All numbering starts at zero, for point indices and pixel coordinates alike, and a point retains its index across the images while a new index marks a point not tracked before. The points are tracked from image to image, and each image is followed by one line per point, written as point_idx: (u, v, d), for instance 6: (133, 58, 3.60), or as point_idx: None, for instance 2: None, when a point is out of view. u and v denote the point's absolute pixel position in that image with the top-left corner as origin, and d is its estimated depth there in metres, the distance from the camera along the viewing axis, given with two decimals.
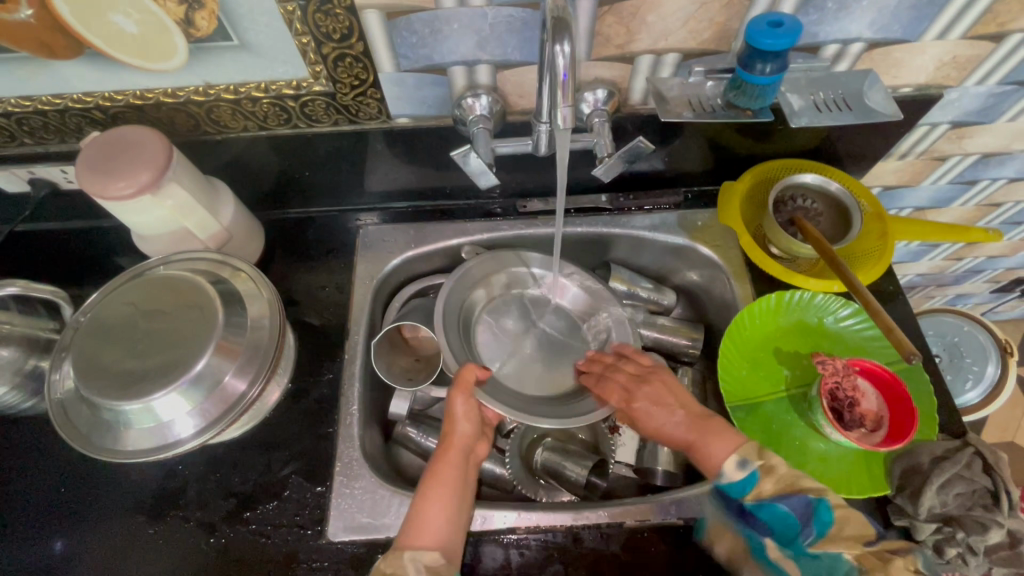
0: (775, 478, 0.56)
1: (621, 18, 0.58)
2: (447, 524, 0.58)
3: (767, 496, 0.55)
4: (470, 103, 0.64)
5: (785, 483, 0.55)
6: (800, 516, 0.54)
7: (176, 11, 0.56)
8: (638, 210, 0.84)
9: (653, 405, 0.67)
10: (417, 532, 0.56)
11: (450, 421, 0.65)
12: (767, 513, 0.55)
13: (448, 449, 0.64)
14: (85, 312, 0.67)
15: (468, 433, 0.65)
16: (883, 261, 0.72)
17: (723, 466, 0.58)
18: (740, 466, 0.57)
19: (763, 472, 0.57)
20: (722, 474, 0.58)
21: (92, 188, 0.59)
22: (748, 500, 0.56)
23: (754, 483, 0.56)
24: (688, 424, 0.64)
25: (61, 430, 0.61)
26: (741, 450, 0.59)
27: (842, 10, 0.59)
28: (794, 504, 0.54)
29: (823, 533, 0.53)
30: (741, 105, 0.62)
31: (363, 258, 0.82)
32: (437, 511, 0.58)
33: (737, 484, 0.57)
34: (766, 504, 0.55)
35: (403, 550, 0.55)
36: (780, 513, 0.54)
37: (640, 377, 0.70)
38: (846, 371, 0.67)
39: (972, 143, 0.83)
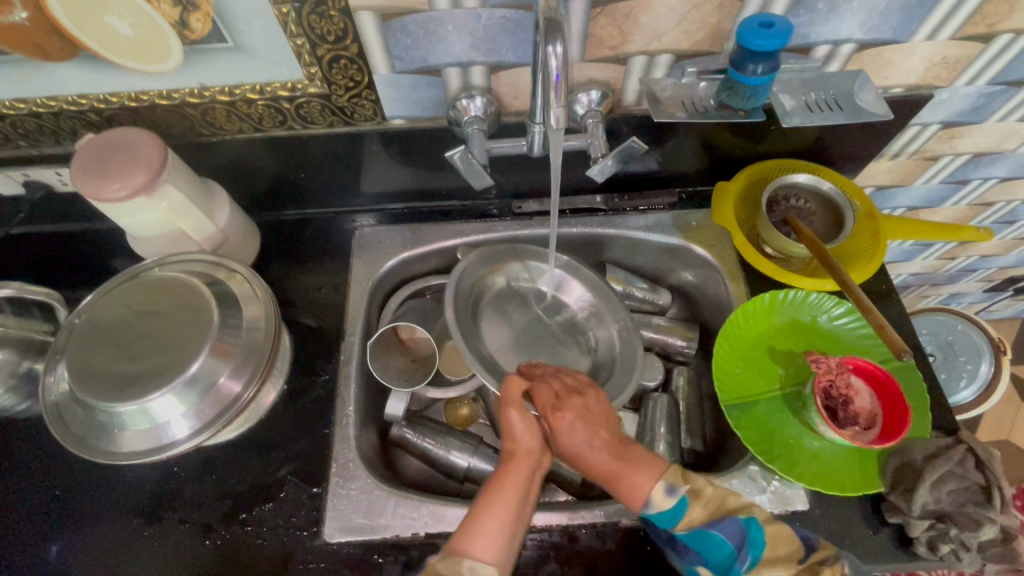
0: (703, 502, 0.54)
1: (615, 20, 0.59)
2: (506, 537, 0.52)
3: (698, 522, 0.54)
4: (465, 104, 0.65)
5: (713, 507, 0.54)
6: (734, 542, 0.53)
7: (171, 13, 0.56)
8: (633, 211, 0.84)
9: (577, 422, 0.59)
10: (475, 543, 0.51)
11: (511, 430, 0.58)
12: (699, 539, 0.54)
13: (515, 456, 0.57)
14: (79, 314, 0.67)
15: (535, 442, 0.58)
16: (876, 260, 0.73)
17: (651, 495, 0.55)
18: (669, 493, 0.55)
19: (693, 497, 0.54)
20: (651, 502, 0.55)
21: (87, 190, 0.59)
22: (680, 529, 0.55)
23: (685, 510, 0.54)
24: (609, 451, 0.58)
25: (56, 433, 0.61)
26: (668, 474, 0.56)
27: (833, 11, 0.60)
28: (727, 528, 0.53)
29: (757, 558, 0.52)
30: (734, 106, 0.63)
31: (359, 259, 0.82)
32: (495, 523, 0.52)
33: (667, 513, 0.54)
34: (698, 531, 0.54)
35: (459, 559, 0.49)
36: (716, 540, 0.53)
37: (568, 390, 0.62)
38: (839, 369, 0.67)
39: (963, 143, 0.84)
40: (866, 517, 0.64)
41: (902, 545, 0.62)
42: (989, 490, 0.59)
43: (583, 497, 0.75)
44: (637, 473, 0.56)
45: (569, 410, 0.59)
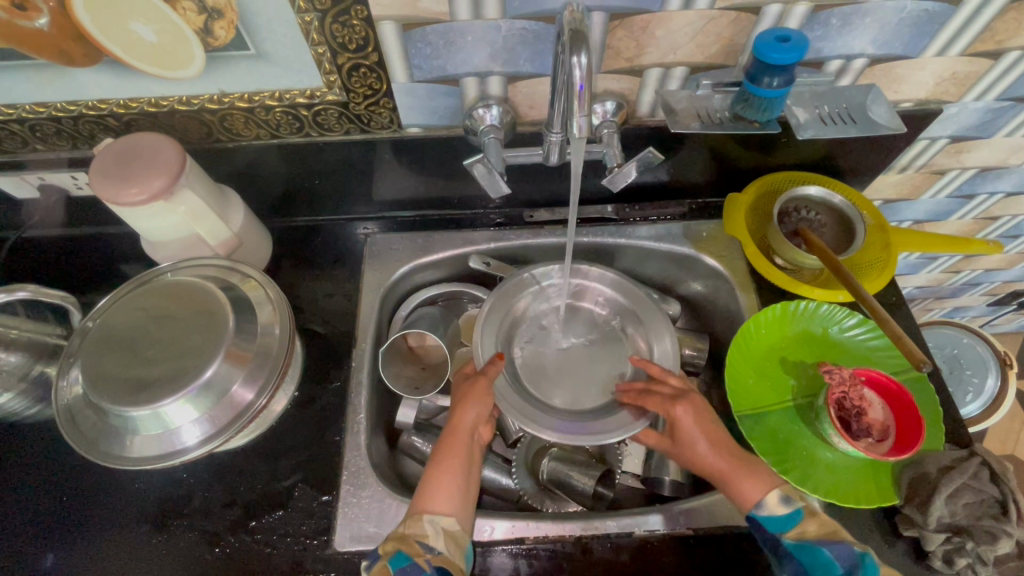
0: (819, 521, 0.57)
1: (632, 33, 0.60)
2: (459, 494, 0.62)
3: (810, 537, 0.56)
4: (481, 113, 0.65)
5: (826, 530, 0.56)
6: (845, 565, 0.52)
7: (196, 21, 0.57)
8: (643, 221, 0.85)
9: (697, 425, 0.65)
10: (433, 498, 0.60)
11: (458, 410, 0.67)
12: (808, 555, 0.54)
13: (456, 433, 0.66)
14: (94, 318, 0.67)
15: (474, 419, 0.67)
16: (887, 272, 0.73)
17: (764, 498, 0.58)
18: (785, 502, 0.58)
19: (807, 513, 0.57)
20: (763, 504, 0.58)
21: (105, 195, 0.59)
22: (788, 537, 0.56)
23: (798, 522, 0.57)
24: (728, 449, 0.63)
25: (67, 437, 0.61)
26: (783, 488, 0.59)
27: (846, 26, 0.61)
28: (837, 550, 0.53)
29: None
30: (748, 118, 0.63)
31: (371, 266, 0.82)
32: (445, 484, 0.62)
33: (778, 519, 0.57)
34: (808, 545, 0.55)
35: (420, 514, 0.58)
36: (824, 559, 0.53)
37: (684, 392, 0.68)
38: (852, 380, 0.67)
39: (970, 157, 0.85)
40: (882, 531, 0.64)
41: (917, 559, 0.62)
42: (1004, 503, 0.58)
43: (597, 508, 0.74)
44: (749, 478, 0.60)
45: (681, 409, 0.66)
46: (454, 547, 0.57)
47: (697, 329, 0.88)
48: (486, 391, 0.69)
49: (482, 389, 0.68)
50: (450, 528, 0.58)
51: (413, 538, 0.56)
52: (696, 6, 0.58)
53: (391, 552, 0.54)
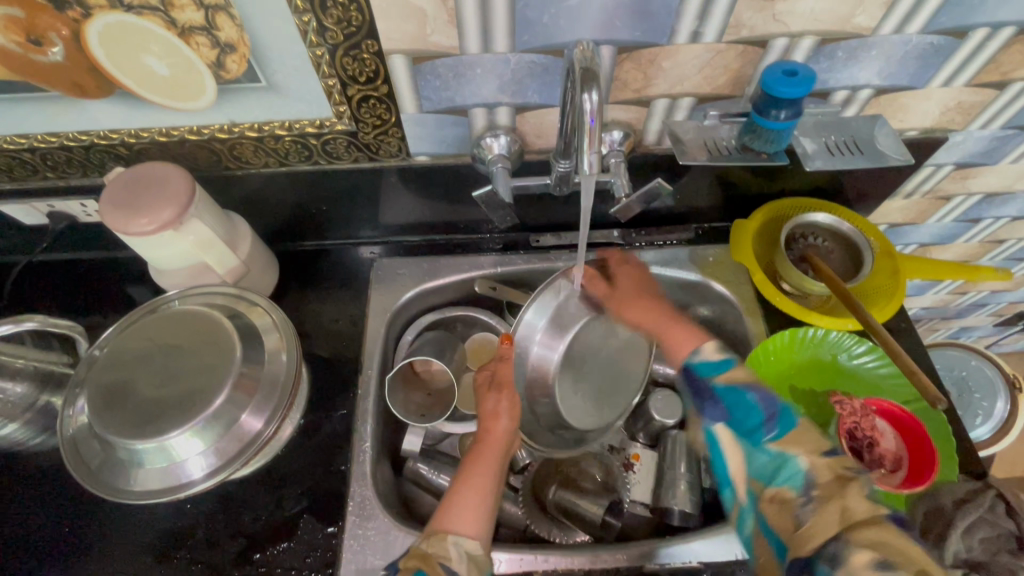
0: (745, 371, 0.58)
1: (639, 65, 0.60)
2: (483, 514, 0.60)
3: (739, 380, 0.56)
4: (489, 142, 0.66)
5: (755, 378, 0.56)
6: (766, 410, 0.53)
7: (208, 55, 0.57)
8: (649, 246, 0.85)
9: (631, 287, 0.76)
10: (459, 518, 0.58)
11: (493, 416, 0.70)
12: (731, 398, 0.55)
13: (487, 440, 0.68)
14: (101, 346, 0.67)
15: (507, 430, 0.69)
16: (896, 300, 0.73)
17: (701, 349, 0.60)
18: (718, 353, 0.59)
19: (738, 363, 0.58)
20: (698, 352, 0.60)
21: (115, 225, 0.59)
22: (719, 382, 0.56)
23: (729, 368, 0.57)
24: (666, 316, 0.70)
25: (72, 469, 0.60)
26: (716, 342, 0.61)
27: (852, 58, 0.61)
28: (760, 395, 0.54)
29: (784, 433, 0.52)
30: (756, 148, 0.64)
31: (377, 291, 0.82)
32: (471, 505, 0.60)
33: (711, 365, 0.58)
34: (734, 389, 0.55)
35: (445, 534, 0.56)
36: (747, 403, 0.54)
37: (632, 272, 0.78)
38: (865, 412, 0.67)
39: (976, 183, 0.85)
40: None
41: None
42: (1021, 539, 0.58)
43: (604, 538, 0.72)
44: (683, 339, 0.64)
45: (623, 285, 0.77)
46: (475, 570, 0.55)
47: None
48: (514, 401, 0.71)
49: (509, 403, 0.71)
50: (474, 551, 0.56)
51: (436, 559, 0.54)
52: (703, 40, 0.58)
53: (412, 569, 0.53)
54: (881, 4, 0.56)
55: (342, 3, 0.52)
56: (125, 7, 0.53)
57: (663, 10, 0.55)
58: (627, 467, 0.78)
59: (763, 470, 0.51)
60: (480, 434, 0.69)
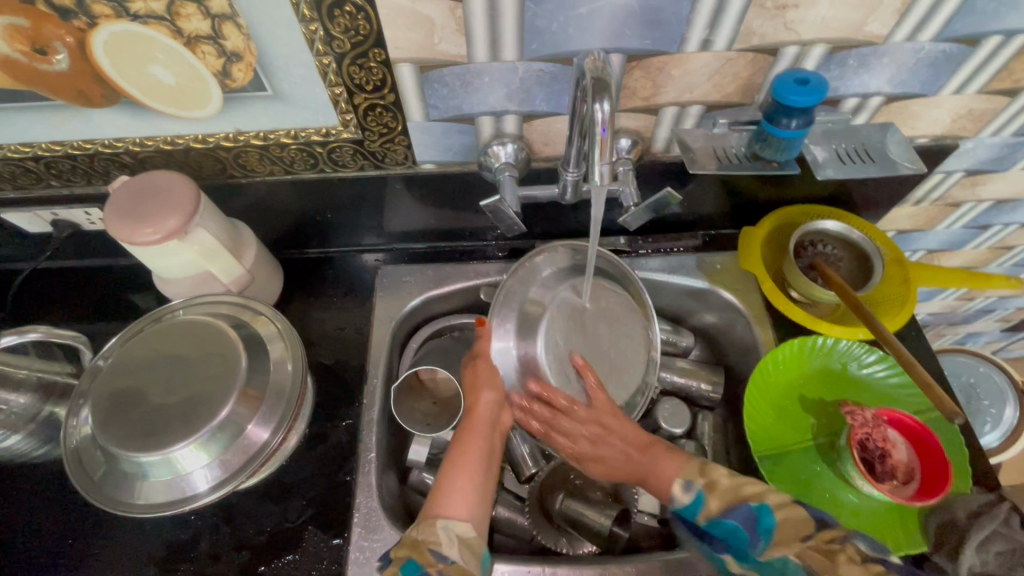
0: (719, 493, 0.55)
1: (648, 73, 0.60)
2: (473, 496, 0.58)
3: (715, 511, 0.55)
4: (496, 150, 0.65)
5: (728, 496, 0.55)
6: (745, 528, 0.53)
7: (214, 64, 0.57)
8: (654, 253, 0.84)
9: (603, 448, 0.65)
10: (449, 503, 0.56)
11: (474, 391, 0.65)
12: (716, 528, 0.54)
13: (474, 415, 0.64)
14: (105, 356, 0.66)
15: (493, 402, 0.65)
16: (907, 309, 0.72)
17: (671, 491, 0.58)
18: (687, 489, 0.57)
19: (708, 490, 0.56)
20: (673, 499, 0.57)
21: (120, 235, 0.59)
22: (700, 520, 0.56)
23: (702, 502, 0.56)
24: (637, 453, 0.63)
25: (75, 481, 0.60)
26: (685, 472, 0.58)
27: (863, 66, 0.60)
28: (735, 516, 0.53)
29: (769, 541, 0.51)
30: (766, 157, 0.63)
31: (382, 298, 0.81)
32: (460, 485, 0.58)
33: (688, 506, 0.56)
34: (714, 519, 0.54)
35: (434, 519, 0.54)
36: (730, 528, 0.53)
37: (589, 413, 0.65)
38: (876, 423, 0.65)
39: (986, 189, 0.84)
40: None
41: None
42: None
43: (613, 550, 0.71)
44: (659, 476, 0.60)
45: (585, 440, 0.66)
46: (468, 555, 0.53)
47: (711, 362, 0.87)
48: (492, 371, 0.67)
49: (489, 375, 0.67)
50: (465, 535, 0.54)
51: (426, 545, 0.52)
52: (714, 48, 0.58)
53: (403, 558, 0.51)
54: (893, 12, 0.55)
55: (349, 11, 0.52)
56: (131, 16, 0.53)
57: (673, 18, 0.55)
58: None
59: None
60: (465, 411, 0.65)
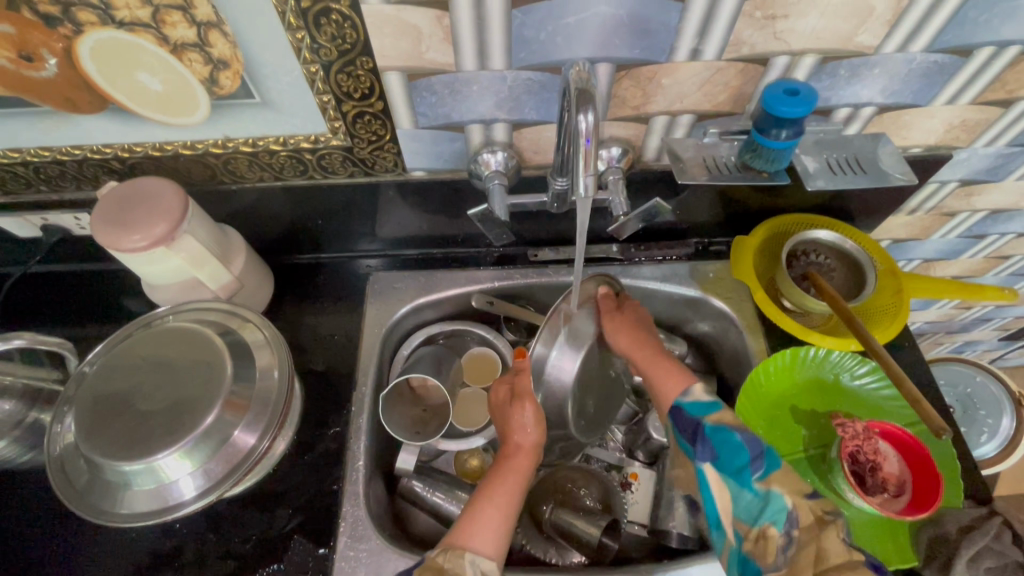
0: (737, 410, 0.55)
1: (638, 82, 0.59)
2: (504, 533, 0.56)
3: (728, 422, 0.54)
4: (486, 158, 0.65)
5: (744, 420, 0.55)
6: (753, 450, 0.52)
7: (201, 71, 0.57)
8: (648, 261, 0.83)
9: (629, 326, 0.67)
10: (478, 536, 0.55)
11: (522, 428, 0.63)
12: (721, 439, 0.53)
13: (516, 455, 0.63)
14: (91, 363, 0.66)
15: (537, 443, 0.63)
16: (899, 320, 0.72)
17: (691, 388, 0.59)
18: (707, 393, 0.58)
19: (727, 405, 0.56)
20: (690, 392, 0.59)
21: (107, 242, 0.59)
22: (707, 422, 0.55)
23: (719, 409, 0.56)
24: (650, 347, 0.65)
25: (58, 489, 0.59)
26: (706, 382, 0.60)
27: (854, 76, 0.60)
28: (749, 435, 0.53)
29: (770, 472, 0.52)
30: (756, 167, 0.63)
31: (373, 305, 0.81)
32: (493, 519, 0.57)
33: (700, 406, 0.57)
34: (724, 429, 0.54)
35: (463, 552, 0.53)
36: (735, 443, 0.53)
37: (635, 311, 0.69)
38: (867, 434, 0.65)
39: (981, 200, 0.83)
40: None
41: None
42: None
43: (602, 560, 0.70)
44: (666, 383, 0.62)
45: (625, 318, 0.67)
46: None
47: (704, 370, 0.86)
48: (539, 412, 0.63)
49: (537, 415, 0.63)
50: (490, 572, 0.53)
51: None
52: (703, 57, 0.57)
53: None
54: (884, 23, 0.55)
55: (336, 20, 0.52)
56: (117, 23, 0.53)
57: (662, 28, 0.54)
58: (624, 486, 0.78)
59: (749, 509, 0.51)
60: (506, 448, 0.64)
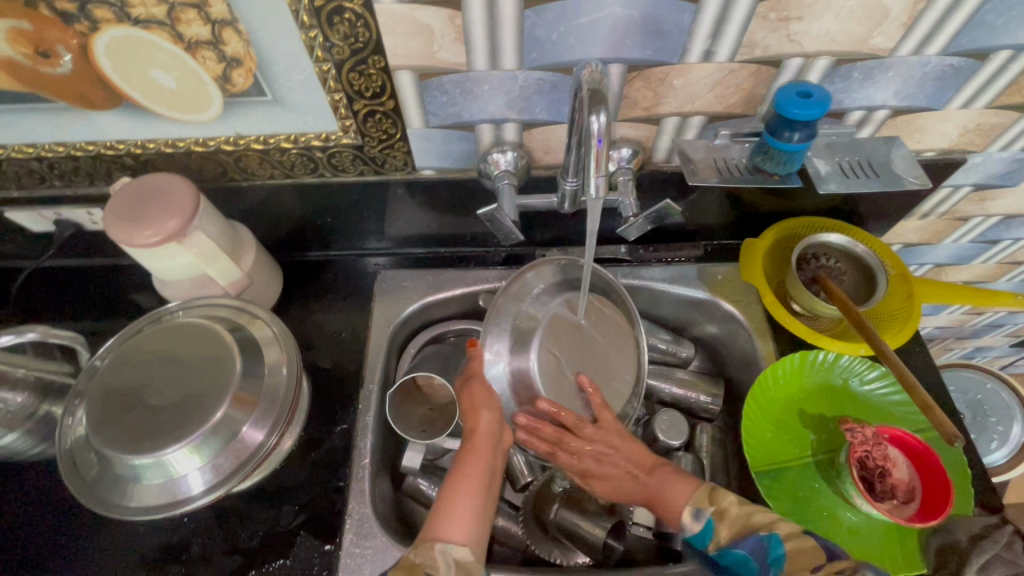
0: (729, 522, 0.56)
1: (649, 83, 0.59)
2: (473, 520, 0.56)
3: (725, 541, 0.56)
4: (496, 158, 0.65)
5: (737, 525, 0.56)
6: (756, 559, 0.53)
7: (215, 68, 0.57)
8: (656, 263, 0.83)
9: (608, 470, 0.64)
10: (447, 527, 0.54)
11: (472, 413, 0.62)
12: (728, 561, 0.55)
13: (475, 440, 0.61)
14: (102, 357, 0.67)
15: (493, 422, 0.62)
16: (910, 325, 0.71)
17: (681, 519, 0.58)
18: (696, 517, 0.58)
19: (718, 517, 0.57)
20: (683, 527, 0.58)
21: (119, 237, 0.59)
22: (712, 550, 0.56)
23: (712, 531, 0.56)
24: (642, 477, 0.63)
25: (68, 482, 0.60)
26: (694, 498, 0.59)
27: (868, 79, 0.60)
28: (748, 546, 0.54)
29: (780, 570, 0.52)
30: (768, 169, 0.63)
31: (381, 303, 0.81)
32: (460, 509, 0.56)
33: (698, 536, 0.57)
34: (725, 551, 0.55)
35: (431, 543, 0.53)
36: (739, 559, 0.54)
37: (597, 431, 0.63)
38: (876, 440, 0.64)
39: (994, 205, 0.83)
40: None
41: None
42: None
43: (606, 562, 0.70)
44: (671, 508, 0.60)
45: (591, 459, 0.64)
46: None
47: (711, 372, 0.86)
48: (488, 391, 0.65)
49: (486, 393, 0.64)
50: (463, 560, 0.52)
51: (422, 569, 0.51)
52: (715, 59, 0.57)
53: None
54: (900, 25, 0.55)
55: (348, 19, 0.52)
56: (132, 21, 0.53)
57: (674, 28, 0.54)
58: None
59: None
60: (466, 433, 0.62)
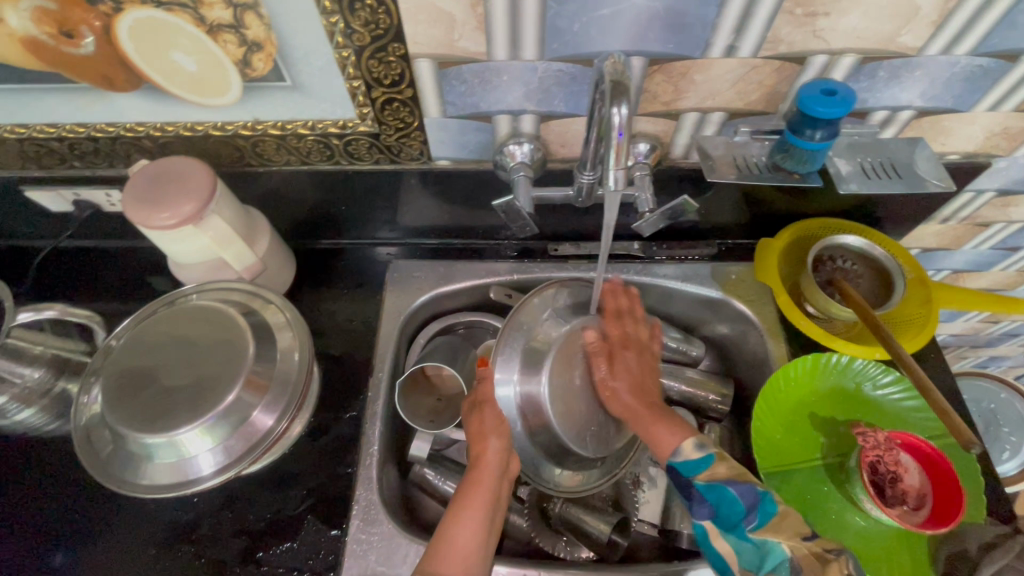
0: (729, 464, 0.54)
1: (670, 77, 0.59)
2: (472, 552, 0.56)
3: (719, 479, 0.53)
4: (512, 149, 0.65)
5: (737, 472, 0.53)
6: (747, 502, 0.51)
7: (236, 53, 0.57)
8: (669, 260, 0.83)
9: (629, 374, 0.68)
10: (444, 560, 0.54)
11: (480, 439, 0.64)
12: (714, 494, 0.52)
13: (480, 468, 0.62)
14: (118, 337, 0.68)
15: (499, 450, 0.63)
16: (928, 330, 0.70)
17: (680, 444, 0.57)
18: (700, 447, 0.56)
19: (719, 457, 0.55)
20: (678, 450, 0.57)
21: (137, 218, 0.60)
22: (698, 480, 0.53)
23: (709, 464, 0.54)
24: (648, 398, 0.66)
25: (83, 458, 0.61)
26: (700, 436, 0.58)
27: (894, 78, 0.59)
28: (741, 488, 0.52)
29: (766, 522, 0.50)
30: (788, 168, 0.62)
31: (392, 292, 0.81)
32: (459, 541, 0.56)
33: (692, 463, 0.55)
34: (716, 486, 0.52)
35: None
36: (729, 497, 0.51)
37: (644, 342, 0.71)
38: (888, 445, 0.63)
39: (1017, 211, 0.81)
40: None
41: None
42: None
43: (609, 559, 0.69)
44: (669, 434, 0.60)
45: (628, 356, 0.70)
46: None
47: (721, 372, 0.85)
48: (498, 418, 0.66)
49: (494, 420, 0.65)
50: None
51: None
52: (739, 54, 0.56)
53: None
54: (929, 24, 0.54)
55: (370, 5, 0.52)
56: (156, 3, 0.54)
57: (697, 22, 0.53)
58: (636, 484, 0.77)
59: (751, 561, 0.50)
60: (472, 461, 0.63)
